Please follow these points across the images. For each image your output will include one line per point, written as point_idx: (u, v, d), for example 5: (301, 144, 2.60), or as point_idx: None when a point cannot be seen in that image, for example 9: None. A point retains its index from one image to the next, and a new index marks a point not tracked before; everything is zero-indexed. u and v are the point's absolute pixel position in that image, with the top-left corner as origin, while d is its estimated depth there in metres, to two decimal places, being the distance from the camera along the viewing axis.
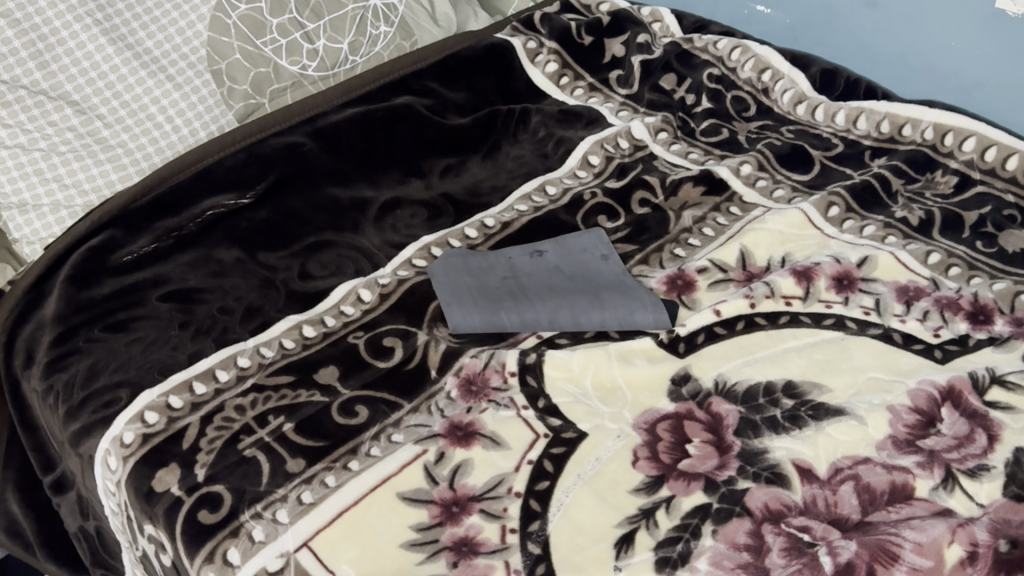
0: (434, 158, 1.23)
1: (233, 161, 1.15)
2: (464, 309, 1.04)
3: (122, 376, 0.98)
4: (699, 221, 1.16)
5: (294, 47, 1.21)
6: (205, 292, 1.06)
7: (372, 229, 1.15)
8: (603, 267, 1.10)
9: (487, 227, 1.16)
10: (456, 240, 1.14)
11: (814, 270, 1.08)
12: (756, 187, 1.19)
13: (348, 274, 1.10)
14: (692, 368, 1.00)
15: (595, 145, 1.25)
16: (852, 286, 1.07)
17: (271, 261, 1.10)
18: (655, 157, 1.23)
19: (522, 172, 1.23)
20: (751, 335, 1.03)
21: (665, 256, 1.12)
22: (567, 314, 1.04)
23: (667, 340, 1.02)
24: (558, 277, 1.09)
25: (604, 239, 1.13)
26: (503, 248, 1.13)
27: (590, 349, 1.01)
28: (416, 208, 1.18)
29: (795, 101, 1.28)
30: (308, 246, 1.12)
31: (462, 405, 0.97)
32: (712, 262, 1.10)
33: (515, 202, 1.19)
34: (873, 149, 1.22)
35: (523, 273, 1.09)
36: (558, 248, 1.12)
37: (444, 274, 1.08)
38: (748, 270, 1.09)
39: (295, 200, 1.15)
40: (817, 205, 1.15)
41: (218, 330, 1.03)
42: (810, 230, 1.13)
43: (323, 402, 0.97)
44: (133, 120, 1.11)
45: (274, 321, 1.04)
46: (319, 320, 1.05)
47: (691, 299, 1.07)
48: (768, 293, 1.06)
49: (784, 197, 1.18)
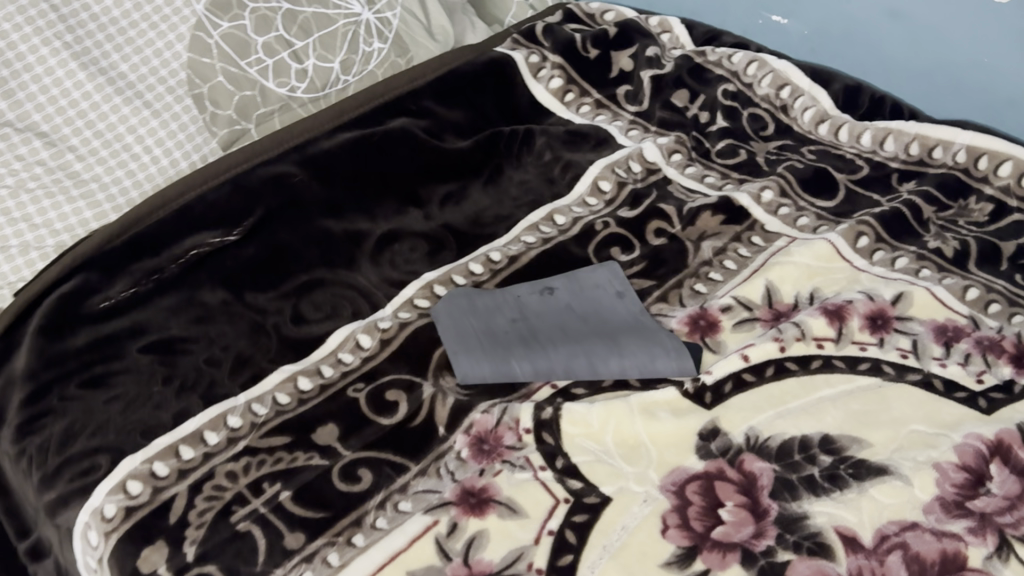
0: (434, 184, 1.15)
1: (217, 194, 1.06)
2: (472, 357, 0.96)
3: (102, 440, 0.90)
4: (719, 253, 1.08)
5: (281, 67, 1.12)
6: (190, 341, 0.98)
7: (369, 265, 1.07)
8: (618, 305, 1.02)
9: (493, 261, 1.08)
10: (460, 276, 1.06)
11: (847, 308, 1.01)
12: (778, 215, 1.11)
13: (345, 317, 1.02)
14: (721, 420, 0.93)
15: (606, 169, 1.17)
16: (887, 326, 1.00)
17: (261, 303, 1.02)
18: (669, 182, 1.16)
19: (527, 200, 1.15)
20: (782, 382, 0.96)
21: (685, 292, 1.05)
22: (584, 362, 0.96)
23: (693, 390, 0.95)
24: (570, 318, 1.01)
25: (619, 274, 1.06)
26: (511, 285, 1.05)
27: (610, 401, 0.94)
28: (415, 241, 1.10)
29: (817, 121, 1.20)
30: (301, 284, 1.04)
31: (474, 467, 0.89)
32: (737, 299, 1.03)
33: (522, 232, 1.11)
34: (901, 172, 1.14)
35: (534, 314, 1.01)
36: (569, 284, 1.05)
37: (449, 317, 1.00)
38: (775, 308, 1.02)
39: (284, 233, 1.07)
40: (845, 235, 1.08)
41: (204, 385, 0.94)
42: (838, 262, 1.06)
43: (323, 465, 0.89)
44: (109, 152, 1.02)
45: (266, 373, 0.96)
46: (315, 370, 0.97)
47: (716, 341, 1.00)
48: (799, 335, 0.99)
49: (809, 226, 1.10)
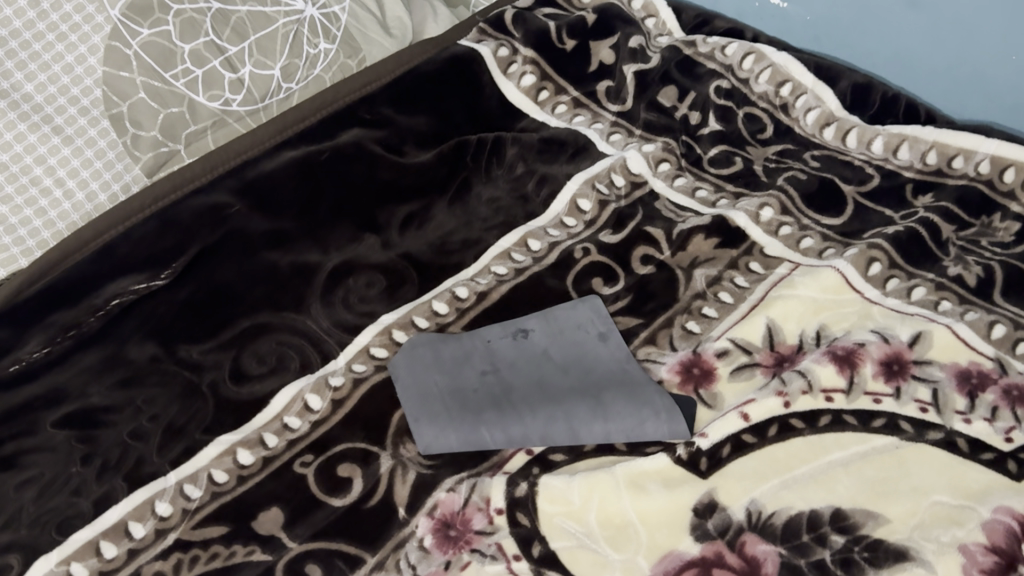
0: (392, 205, 1.01)
1: (144, 231, 0.91)
2: (436, 425, 0.84)
3: (11, 537, 0.77)
4: (713, 283, 0.96)
5: (213, 78, 0.97)
6: (112, 412, 0.85)
7: (319, 306, 0.95)
8: (602, 351, 0.91)
9: (460, 298, 0.95)
10: (422, 318, 0.94)
11: (859, 352, 0.89)
12: (780, 236, 1.00)
13: (291, 372, 0.90)
14: (718, 492, 0.82)
15: (585, 185, 1.04)
16: (904, 372, 0.89)
17: (196, 357, 0.90)
18: (657, 198, 1.03)
19: (498, 222, 1.03)
20: (787, 444, 0.85)
21: (676, 332, 0.93)
22: (563, 427, 0.84)
23: (687, 456, 0.84)
24: (547, 368, 0.90)
25: (602, 310, 0.94)
26: (480, 327, 0.93)
27: (593, 472, 0.83)
28: (371, 275, 0.97)
29: (822, 124, 1.07)
30: (242, 333, 0.92)
31: (439, 559, 0.77)
32: (734, 342, 0.91)
33: (492, 262, 0.99)
34: (916, 182, 1.02)
35: (507, 365, 0.90)
36: (546, 326, 0.93)
37: (409, 371, 0.88)
38: (777, 351, 0.91)
39: (222, 270, 0.94)
40: (855, 262, 0.96)
41: (131, 463, 0.83)
42: (848, 294, 0.94)
43: (265, 561, 0.77)
44: (14, 187, 0.88)
45: (201, 446, 0.84)
46: (257, 440, 0.85)
47: (711, 394, 0.89)
48: (805, 387, 0.88)
49: (813, 248, 0.99)
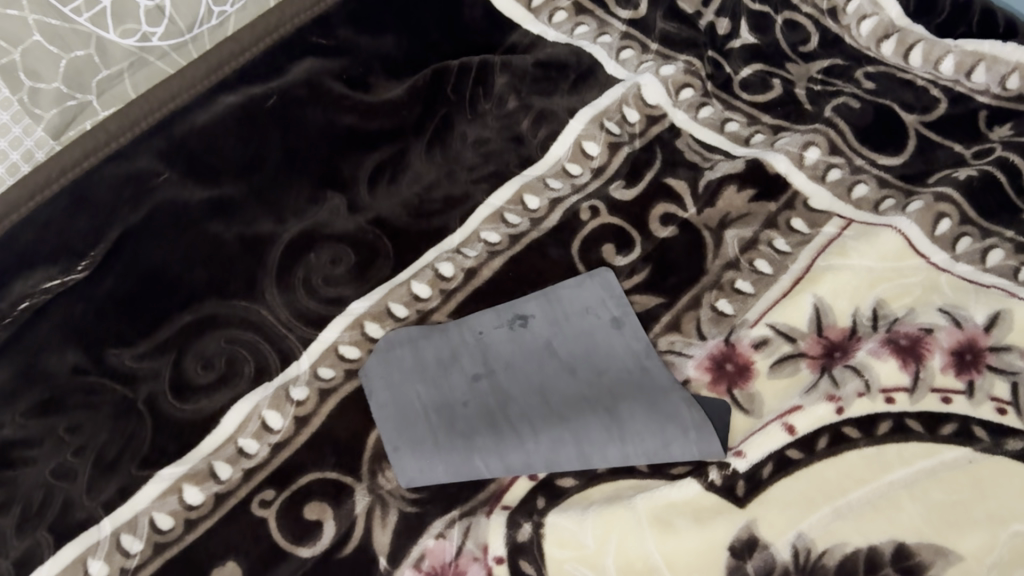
0: (358, 155, 0.85)
1: (52, 213, 0.74)
2: (420, 453, 0.71)
3: None
4: (748, 248, 0.81)
5: (126, 9, 0.75)
6: (30, 447, 0.70)
7: (275, 290, 0.79)
8: (616, 342, 0.76)
9: (444, 278, 0.81)
10: (400, 305, 0.79)
11: (925, 341, 0.74)
12: (827, 182, 0.84)
13: (244, 382, 0.75)
14: (759, 526, 0.67)
15: (592, 125, 0.89)
16: (978, 363, 0.73)
17: (127, 365, 0.75)
18: (679, 134, 0.88)
19: (488, 171, 0.87)
20: (842, 459, 0.70)
21: (704, 314, 0.78)
22: (572, 451, 0.70)
23: (721, 482, 0.70)
24: (550, 367, 0.75)
25: (614, 287, 0.79)
26: (470, 315, 0.79)
27: (609, 506, 0.69)
28: (336, 248, 0.82)
29: (880, 35, 0.91)
30: (183, 330, 0.77)
31: None
32: (775, 328, 0.76)
33: (480, 226, 0.84)
34: (991, 110, 0.85)
35: (504, 368, 0.76)
36: (549, 311, 0.78)
37: (385, 380, 0.75)
38: (827, 339, 0.76)
39: (155, 251, 0.78)
40: (921, 220, 0.80)
41: (56, 510, 0.68)
42: (911, 260, 0.78)
43: None
44: None
45: (138, 485, 0.70)
46: (207, 472, 0.71)
47: (747, 395, 0.74)
48: (862, 389, 0.73)
49: (868, 199, 0.82)
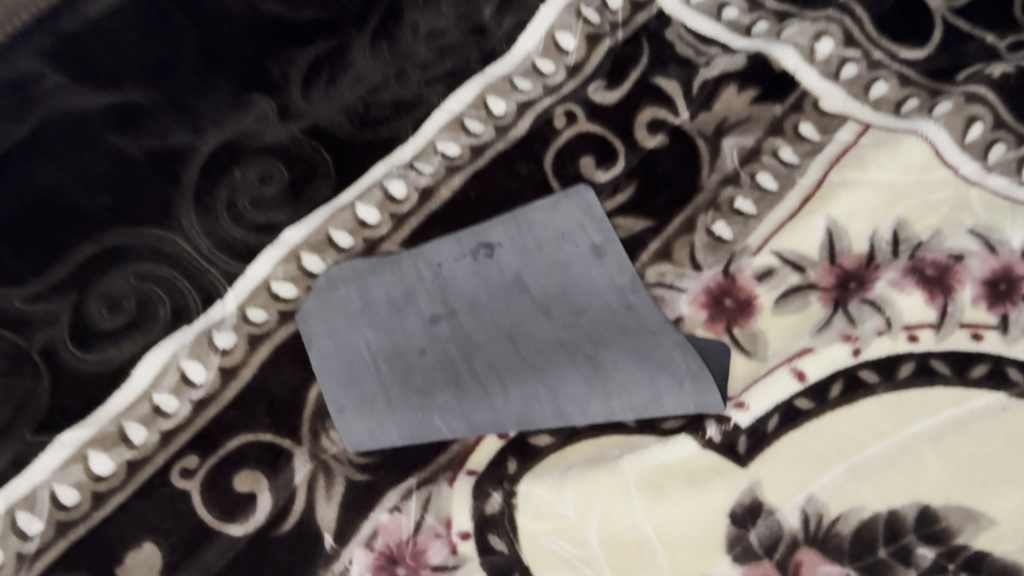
0: (291, 51, 0.68)
1: None
2: (369, 413, 0.61)
3: None
4: (750, 159, 0.70)
5: None
6: None
7: (192, 214, 0.66)
8: (596, 275, 0.66)
9: (394, 200, 0.69)
10: (343, 234, 0.69)
11: (953, 270, 0.64)
12: (842, 80, 0.72)
13: (159, 326, 0.64)
14: (764, 488, 0.58)
15: (568, 13, 0.75)
16: (1014, 295, 0.63)
17: (19, 308, 0.62)
18: (668, 22, 0.75)
19: (444, 71, 0.73)
20: (859, 408, 0.60)
21: (699, 240, 0.68)
22: (547, 407, 0.60)
23: (721, 439, 0.60)
24: (521, 307, 0.65)
25: (595, 209, 0.68)
26: (427, 246, 0.68)
27: (591, 469, 0.59)
28: (265, 162, 0.68)
29: None
30: (83, 266, 0.63)
31: None
32: (782, 256, 0.66)
33: (437, 135, 0.71)
34: None
35: (467, 310, 0.66)
36: (518, 240, 0.68)
37: (327, 326, 0.65)
38: (841, 267, 0.65)
39: (50, 173, 0.61)
40: (950, 125, 0.69)
41: None
42: (938, 172, 0.68)
43: None
44: None
45: (35, 453, 0.60)
46: (117, 436, 0.61)
47: (749, 334, 0.64)
48: (882, 326, 0.63)
49: (888, 99, 0.71)
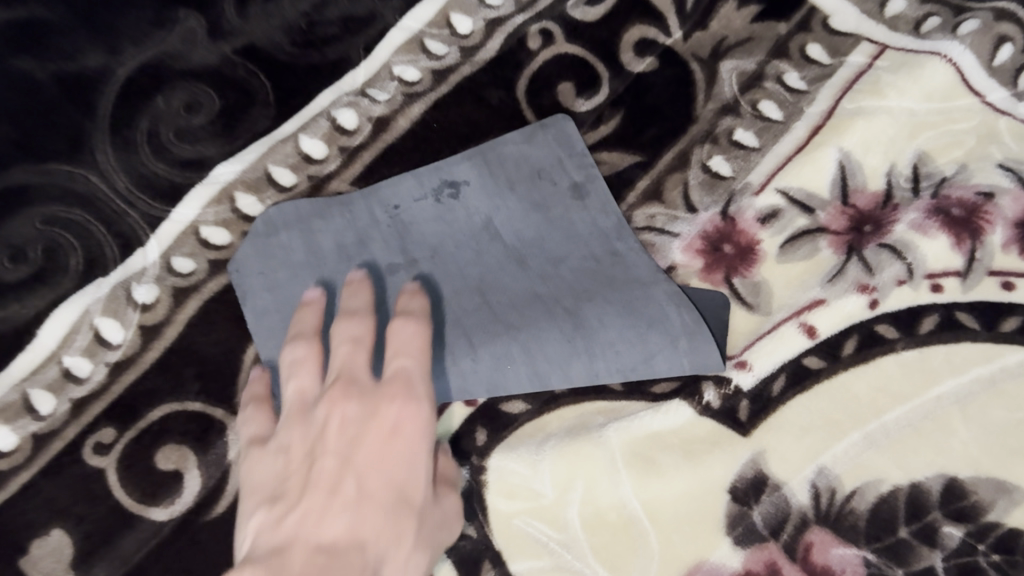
0: None
1: None
2: None
3: None
4: (751, 84, 0.62)
5: None
6: None
7: (109, 150, 0.57)
8: (577, 218, 0.57)
9: (344, 132, 0.61)
10: (287, 171, 0.60)
11: (983, 210, 0.56)
12: None
13: (70, 279, 0.55)
14: (769, 460, 0.50)
15: None
16: None
17: None
18: None
19: None
20: (876, 367, 0.52)
21: (693, 176, 0.59)
22: (521, 372, 0.52)
23: (719, 405, 0.52)
24: (491, 254, 0.56)
25: (574, 141, 0.60)
26: (381, 185, 0.59)
27: (571, 441, 0.51)
28: (191, 87, 0.59)
29: None
30: None
31: None
32: (787, 196, 0.58)
33: (393, 56, 0.62)
34: None
35: (429, 259, 0.56)
36: (488, 179, 0.59)
37: (265, 276, 0.56)
38: (854, 208, 0.57)
39: None
40: (977, 46, 0.61)
41: None
42: (963, 99, 0.60)
43: None
44: None
45: None
46: (21, 406, 0.52)
47: (750, 285, 0.56)
48: (903, 275, 0.55)
49: (906, 17, 0.63)
